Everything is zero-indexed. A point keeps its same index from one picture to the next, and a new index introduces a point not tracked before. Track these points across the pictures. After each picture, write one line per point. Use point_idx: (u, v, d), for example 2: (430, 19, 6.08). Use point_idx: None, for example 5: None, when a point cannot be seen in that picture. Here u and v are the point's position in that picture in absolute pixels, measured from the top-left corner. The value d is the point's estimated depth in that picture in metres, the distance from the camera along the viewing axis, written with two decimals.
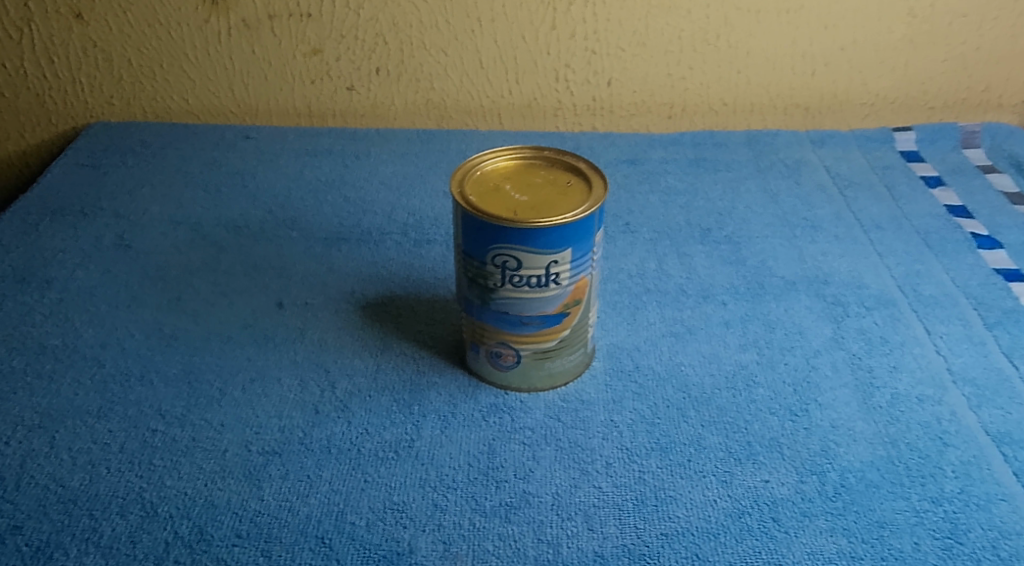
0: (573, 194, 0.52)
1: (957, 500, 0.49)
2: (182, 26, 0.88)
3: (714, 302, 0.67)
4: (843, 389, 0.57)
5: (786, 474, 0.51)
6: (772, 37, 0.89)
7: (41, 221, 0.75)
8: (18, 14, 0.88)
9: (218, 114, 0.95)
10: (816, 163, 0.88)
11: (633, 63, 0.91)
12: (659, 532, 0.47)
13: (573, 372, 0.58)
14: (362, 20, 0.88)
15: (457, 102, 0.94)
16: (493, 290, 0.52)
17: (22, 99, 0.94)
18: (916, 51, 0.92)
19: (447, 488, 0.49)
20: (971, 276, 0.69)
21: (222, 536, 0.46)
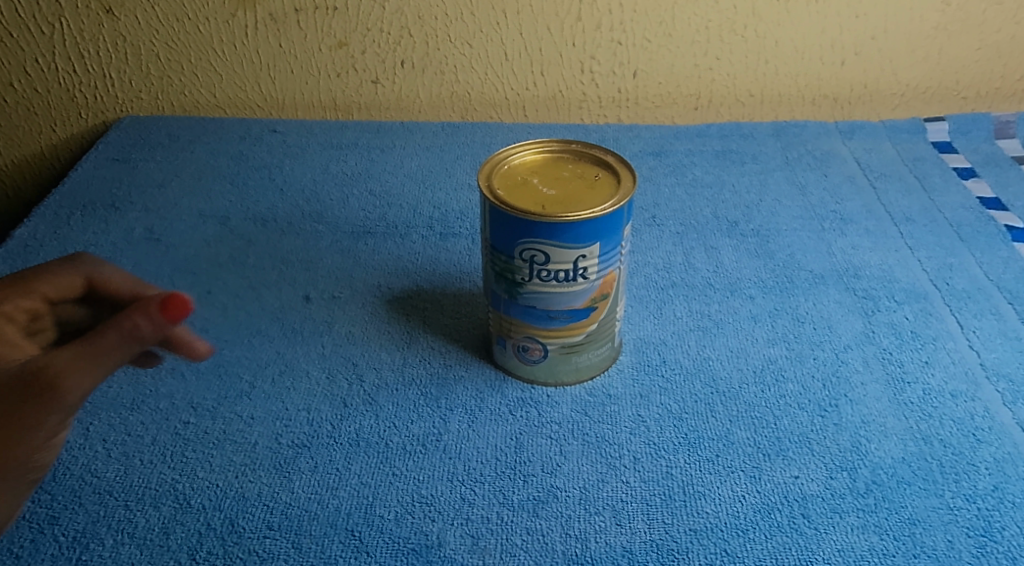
0: (600, 188, 0.51)
1: (991, 498, 0.48)
2: (210, 20, 0.89)
3: (742, 296, 0.66)
4: (874, 385, 0.57)
5: (816, 470, 0.50)
6: (801, 27, 0.88)
7: (73, 215, 0.76)
8: (49, 10, 0.89)
9: (245, 107, 0.96)
10: (845, 154, 0.87)
11: (659, 54, 0.90)
12: (687, 527, 0.47)
13: (600, 366, 0.58)
14: (387, 13, 0.88)
15: (481, 95, 0.94)
16: (520, 284, 0.52)
17: (53, 94, 0.95)
18: (950, 40, 0.90)
19: (474, 482, 0.50)
20: (1006, 270, 0.68)
21: (253, 528, 0.47)
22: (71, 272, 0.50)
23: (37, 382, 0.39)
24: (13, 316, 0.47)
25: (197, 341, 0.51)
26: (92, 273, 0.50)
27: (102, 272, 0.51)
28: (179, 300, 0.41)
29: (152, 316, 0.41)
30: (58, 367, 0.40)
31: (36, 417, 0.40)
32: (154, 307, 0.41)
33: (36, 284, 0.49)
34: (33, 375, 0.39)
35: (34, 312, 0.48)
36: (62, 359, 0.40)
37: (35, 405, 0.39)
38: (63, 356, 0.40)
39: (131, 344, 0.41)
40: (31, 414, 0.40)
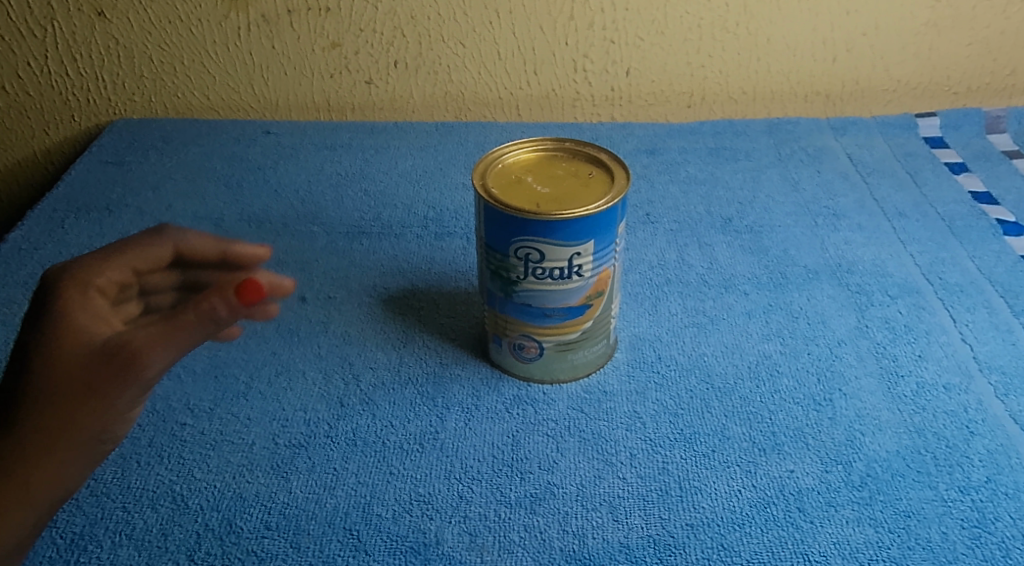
0: (594, 186, 0.52)
1: (985, 489, 0.49)
2: (203, 22, 0.89)
3: (736, 292, 0.66)
4: (868, 379, 0.57)
5: (811, 464, 0.50)
6: (793, 24, 0.88)
7: (67, 218, 0.76)
8: (40, 13, 0.88)
9: (238, 109, 0.96)
10: (838, 151, 0.87)
11: (652, 52, 0.90)
12: (684, 522, 0.47)
13: (596, 363, 0.58)
14: (380, 13, 0.88)
15: (475, 94, 0.94)
16: (516, 282, 0.52)
17: (45, 97, 0.95)
18: (940, 36, 0.90)
19: (472, 480, 0.50)
20: (998, 263, 0.68)
21: (251, 528, 0.47)
22: (159, 242, 0.46)
23: (114, 360, 0.38)
24: (104, 289, 0.43)
25: (281, 283, 0.43)
26: (180, 243, 0.47)
27: (188, 243, 0.47)
28: (255, 286, 0.39)
29: (229, 301, 0.39)
30: (135, 345, 0.39)
31: (114, 394, 0.39)
32: (230, 291, 0.39)
33: (123, 255, 0.45)
34: (112, 354, 0.39)
35: (122, 284, 0.45)
36: (140, 338, 0.39)
37: (113, 382, 0.39)
38: (140, 335, 0.39)
39: (208, 328, 0.39)
40: (109, 392, 0.39)
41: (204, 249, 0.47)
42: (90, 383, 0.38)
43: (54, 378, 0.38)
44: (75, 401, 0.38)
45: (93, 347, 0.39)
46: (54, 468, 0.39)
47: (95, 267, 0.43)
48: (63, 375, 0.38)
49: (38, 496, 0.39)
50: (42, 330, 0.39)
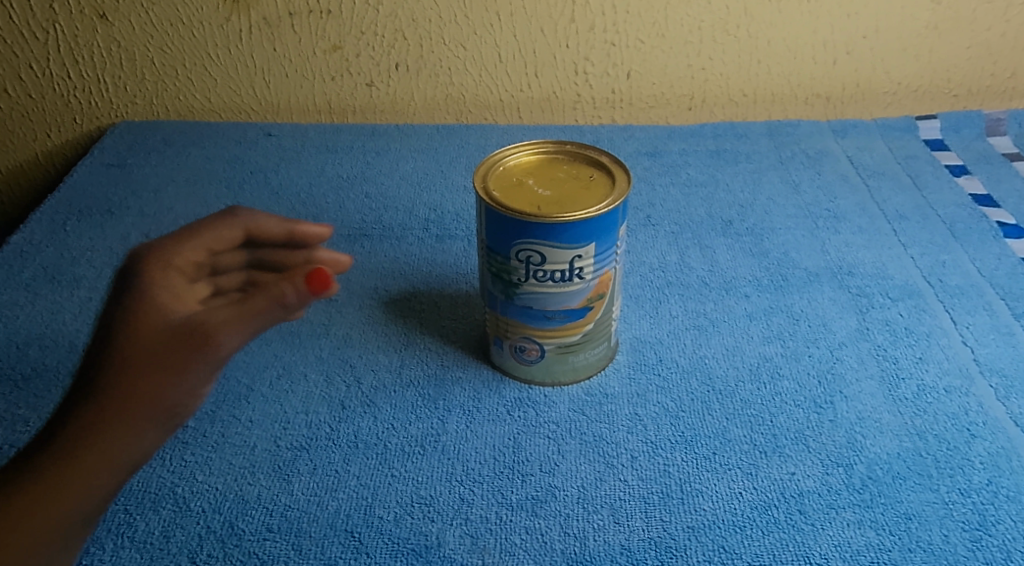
0: (595, 188, 0.52)
1: (986, 492, 0.49)
2: (204, 25, 0.89)
3: (737, 294, 0.66)
4: (869, 381, 0.57)
5: (812, 466, 0.51)
6: (794, 27, 0.89)
7: (69, 220, 0.77)
8: (42, 16, 0.89)
9: (240, 111, 0.96)
10: (838, 153, 0.87)
11: (652, 55, 0.90)
12: (685, 525, 0.47)
13: (597, 365, 0.58)
14: (381, 16, 0.88)
15: (476, 97, 0.94)
16: (517, 285, 0.52)
17: (47, 100, 0.95)
18: (941, 38, 0.90)
19: (473, 482, 0.50)
20: (999, 266, 0.68)
21: (253, 530, 0.47)
22: (230, 224, 0.48)
23: (188, 335, 0.39)
24: (183, 268, 0.45)
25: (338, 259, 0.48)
26: (250, 225, 0.49)
27: (258, 223, 0.49)
28: (323, 276, 0.41)
29: (298, 288, 0.40)
30: (210, 322, 0.39)
31: (186, 372, 0.39)
32: (299, 276, 0.41)
33: (199, 236, 0.47)
34: (186, 330, 0.39)
35: (199, 264, 0.47)
36: (214, 316, 0.40)
37: (186, 358, 0.39)
38: (215, 313, 0.40)
39: (279, 311, 0.40)
40: (184, 365, 0.39)
41: (273, 231, 0.49)
42: (164, 357, 0.39)
43: (129, 350, 0.39)
44: (152, 370, 0.38)
45: (170, 323, 0.40)
46: (117, 440, 0.38)
47: (175, 248, 0.45)
48: (137, 347, 0.39)
49: (97, 468, 0.37)
50: (122, 309, 0.40)
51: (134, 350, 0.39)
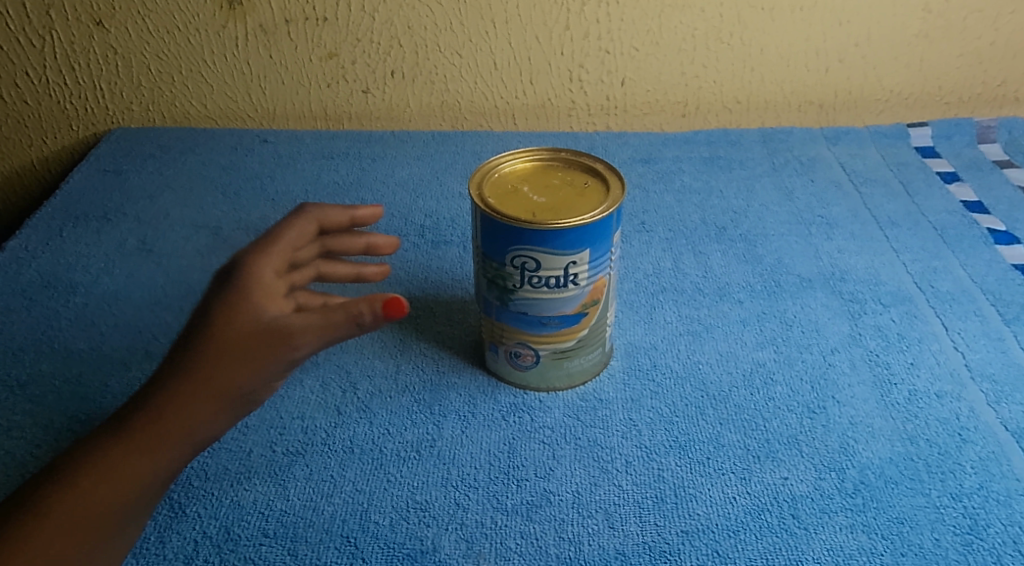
0: (590, 195, 0.52)
1: (977, 496, 0.49)
2: (200, 32, 0.89)
3: (730, 300, 0.67)
4: (861, 386, 0.57)
5: (805, 471, 0.51)
6: (786, 35, 0.89)
7: (65, 226, 0.77)
8: (39, 23, 0.89)
9: (236, 118, 0.96)
10: (831, 160, 0.88)
11: (647, 62, 0.91)
12: (679, 529, 0.47)
13: (592, 371, 0.58)
14: (377, 24, 0.88)
15: (471, 104, 0.95)
16: (512, 291, 0.53)
17: (43, 106, 0.95)
18: (931, 47, 0.91)
19: (468, 487, 0.50)
20: (989, 272, 0.69)
21: (249, 536, 0.47)
22: (305, 219, 0.55)
23: (272, 337, 0.46)
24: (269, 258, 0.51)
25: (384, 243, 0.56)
26: (321, 218, 0.55)
27: (327, 217, 0.55)
28: (398, 303, 0.46)
29: (375, 311, 0.46)
30: (294, 328, 0.46)
31: (265, 368, 0.46)
32: (379, 300, 0.46)
33: (283, 236, 0.53)
34: (272, 332, 0.46)
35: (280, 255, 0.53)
36: (298, 323, 0.46)
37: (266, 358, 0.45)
38: (299, 321, 0.46)
39: (353, 327, 0.46)
40: (264, 362, 0.46)
41: (339, 220, 0.56)
42: (248, 352, 0.45)
43: (223, 341, 0.45)
44: (237, 362, 0.45)
45: (258, 322, 0.46)
46: (197, 417, 0.45)
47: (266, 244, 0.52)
48: (226, 341, 0.45)
49: (177, 440, 0.44)
50: (219, 300, 0.47)
51: (223, 341, 0.45)
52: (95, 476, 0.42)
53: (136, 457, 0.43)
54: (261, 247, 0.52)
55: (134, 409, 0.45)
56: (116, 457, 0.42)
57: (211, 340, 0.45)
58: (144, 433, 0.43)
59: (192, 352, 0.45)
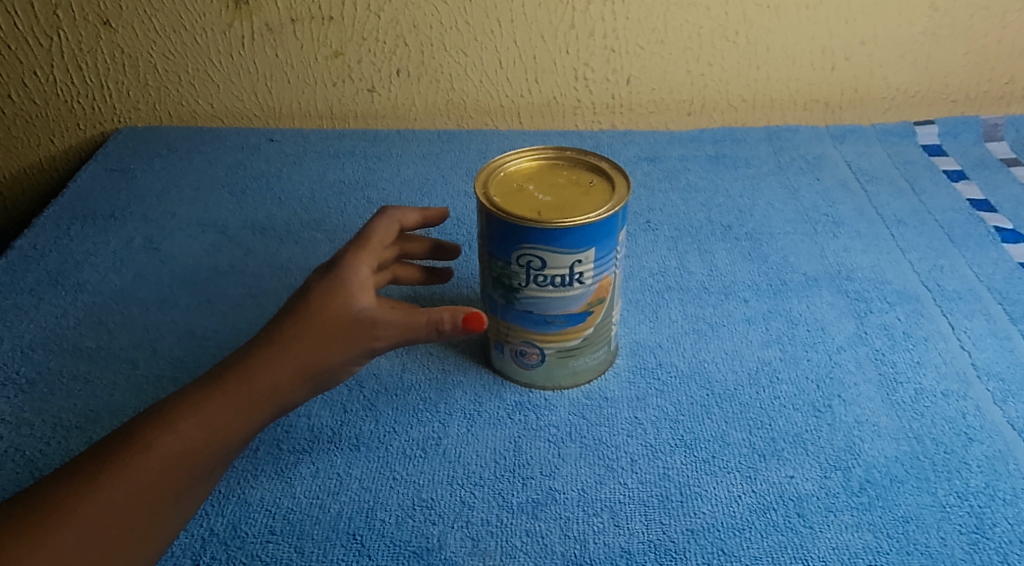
0: (595, 194, 0.52)
1: (983, 495, 0.49)
2: (207, 31, 0.90)
3: (736, 299, 0.67)
4: (867, 385, 0.57)
5: (811, 469, 0.51)
6: (792, 33, 0.89)
7: (73, 225, 0.77)
8: (47, 23, 0.89)
9: (242, 117, 0.97)
10: (837, 158, 0.88)
11: (652, 60, 0.91)
12: (685, 527, 0.47)
13: (597, 369, 0.58)
14: (383, 23, 0.88)
15: (477, 102, 0.95)
16: (517, 289, 0.53)
17: (51, 106, 0.96)
18: (938, 44, 0.91)
19: (474, 485, 0.50)
20: (996, 270, 0.69)
21: (256, 533, 0.47)
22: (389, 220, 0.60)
23: (361, 326, 0.50)
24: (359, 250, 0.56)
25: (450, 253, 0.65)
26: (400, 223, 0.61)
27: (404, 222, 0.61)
28: (479, 319, 0.52)
29: (455, 320, 0.51)
30: (383, 321, 0.50)
31: (349, 352, 0.50)
32: (461, 312, 0.51)
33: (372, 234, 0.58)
34: (362, 321, 0.50)
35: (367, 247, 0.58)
36: (387, 318, 0.50)
37: (353, 342, 0.50)
38: (388, 317, 0.51)
39: (432, 332, 0.51)
40: (350, 345, 0.50)
41: (412, 223, 0.62)
42: (339, 336, 0.49)
43: (322, 317, 0.49)
44: (328, 340, 0.49)
45: (351, 310, 0.50)
46: (287, 383, 0.48)
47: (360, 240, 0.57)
48: (321, 321, 0.49)
49: (264, 403, 0.47)
50: (319, 285, 0.52)
51: (317, 319, 0.49)
52: (191, 420, 0.45)
53: (227, 411, 0.46)
54: (358, 244, 0.57)
55: (229, 367, 0.48)
56: (209, 407, 0.45)
57: (307, 317, 0.49)
58: (236, 390, 0.46)
59: (288, 324, 0.49)
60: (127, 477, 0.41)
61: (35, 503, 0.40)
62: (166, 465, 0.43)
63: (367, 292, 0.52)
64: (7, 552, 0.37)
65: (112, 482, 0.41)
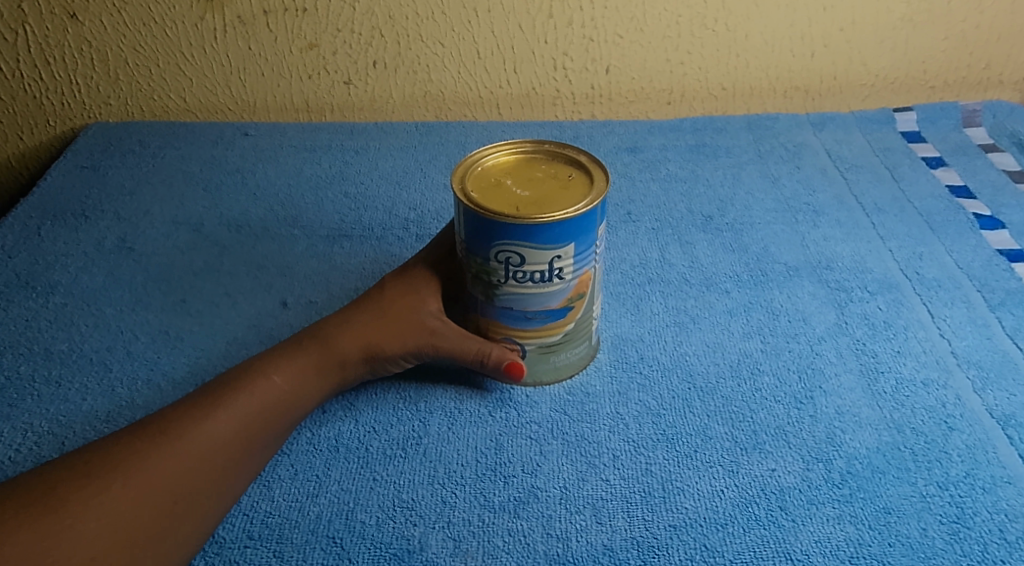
0: (574, 188, 0.51)
1: (964, 484, 0.49)
2: (177, 24, 0.88)
3: (717, 290, 0.67)
4: (848, 375, 0.57)
5: (793, 462, 0.51)
6: (771, 20, 0.89)
7: (43, 225, 0.75)
8: (12, 16, 0.87)
9: (216, 111, 0.95)
10: (817, 146, 0.88)
11: (631, 50, 0.90)
12: (667, 523, 0.47)
13: (579, 364, 0.58)
14: (358, 14, 0.87)
15: (455, 94, 0.94)
16: (496, 286, 0.52)
17: (19, 102, 0.93)
18: (916, 30, 0.91)
19: (455, 485, 0.50)
20: (975, 257, 0.69)
21: (233, 538, 0.47)
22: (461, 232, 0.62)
23: (423, 329, 0.55)
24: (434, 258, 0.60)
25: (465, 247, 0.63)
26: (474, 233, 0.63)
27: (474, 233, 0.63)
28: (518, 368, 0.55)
29: (498, 363, 0.54)
30: (440, 332, 0.55)
31: (405, 350, 0.54)
32: (507, 359, 0.54)
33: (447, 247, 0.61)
34: (422, 327, 0.55)
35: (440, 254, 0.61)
36: (444, 331, 0.55)
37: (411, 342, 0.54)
38: (444, 330, 0.55)
39: (477, 364, 0.55)
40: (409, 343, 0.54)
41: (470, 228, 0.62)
42: (400, 331, 0.54)
43: (392, 313, 0.55)
44: (393, 334, 0.54)
45: (415, 312, 0.56)
46: (354, 360, 0.54)
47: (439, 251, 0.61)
48: (390, 316, 0.55)
49: (335, 374, 0.53)
50: (396, 285, 0.57)
51: (385, 310, 0.56)
52: (278, 378, 0.51)
53: (307, 375, 0.52)
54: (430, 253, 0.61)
55: (315, 336, 0.54)
56: (296, 366, 0.52)
57: (375, 307, 0.56)
58: (316, 360, 0.53)
59: (364, 311, 0.55)
60: (228, 410, 0.48)
61: (151, 427, 0.46)
62: (254, 414, 0.49)
63: (431, 301, 0.57)
64: (141, 445, 0.44)
65: (220, 415, 0.47)
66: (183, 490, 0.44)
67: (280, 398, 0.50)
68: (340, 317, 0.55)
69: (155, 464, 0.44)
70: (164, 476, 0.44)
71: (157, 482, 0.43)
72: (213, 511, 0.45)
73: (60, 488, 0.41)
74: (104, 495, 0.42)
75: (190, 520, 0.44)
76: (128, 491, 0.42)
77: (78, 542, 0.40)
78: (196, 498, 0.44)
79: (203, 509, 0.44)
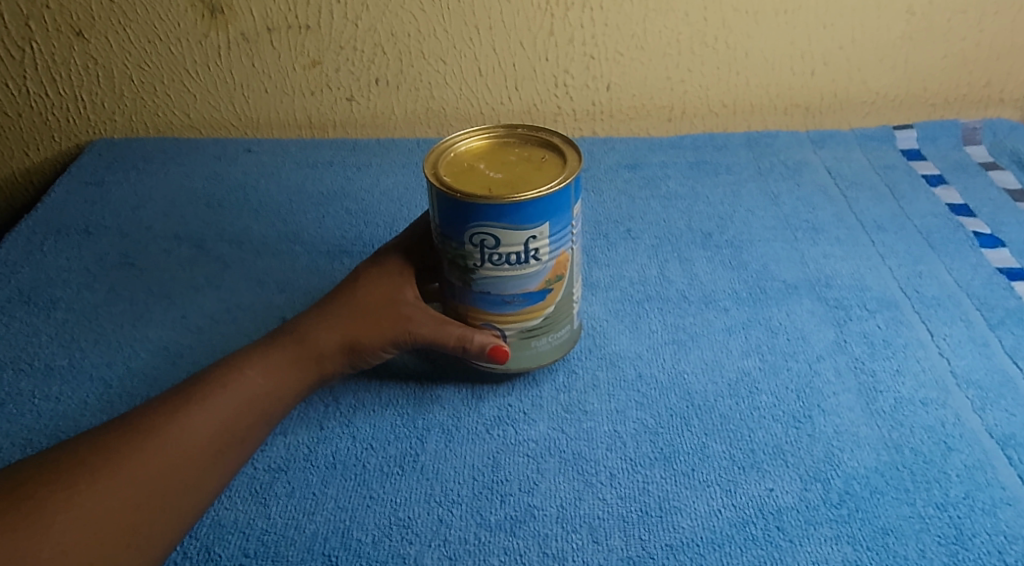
0: (547, 169, 0.52)
1: (963, 505, 0.49)
2: (182, 41, 0.89)
3: (716, 308, 0.67)
4: (846, 394, 0.57)
5: (790, 482, 0.51)
6: (770, 38, 0.89)
7: (46, 240, 0.76)
8: (18, 34, 0.88)
9: (220, 127, 0.96)
10: (816, 164, 0.88)
11: (632, 67, 0.91)
12: (664, 543, 0.47)
13: (561, 349, 0.58)
14: (360, 31, 0.88)
15: (457, 110, 0.94)
16: (473, 270, 0.52)
17: (24, 118, 0.94)
18: (916, 48, 0.91)
19: (451, 503, 0.50)
20: (975, 276, 0.69)
21: (229, 556, 0.47)
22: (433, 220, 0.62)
23: (399, 318, 0.55)
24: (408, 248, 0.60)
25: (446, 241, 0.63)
26: None
27: None
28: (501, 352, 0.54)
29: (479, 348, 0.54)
30: (417, 319, 0.55)
31: (383, 340, 0.55)
32: (488, 343, 0.54)
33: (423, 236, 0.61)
34: (398, 316, 0.55)
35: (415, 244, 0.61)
36: (422, 319, 0.55)
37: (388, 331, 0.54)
38: (421, 317, 0.55)
39: (458, 350, 0.54)
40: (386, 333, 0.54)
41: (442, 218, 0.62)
42: (376, 321, 0.54)
43: (367, 304, 0.55)
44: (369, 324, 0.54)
45: (391, 302, 0.56)
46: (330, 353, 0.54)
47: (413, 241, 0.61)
48: (365, 307, 0.55)
49: (312, 367, 0.53)
50: (369, 277, 0.57)
51: (360, 302, 0.56)
52: (254, 373, 0.51)
53: (284, 369, 0.52)
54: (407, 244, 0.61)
55: (290, 332, 0.54)
56: (271, 362, 0.52)
57: (349, 299, 0.56)
58: (292, 354, 0.53)
59: (339, 304, 0.56)
60: (203, 405, 0.48)
61: (126, 424, 0.46)
62: (231, 410, 0.49)
63: (407, 289, 0.57)
64: (116, 442, 0.45)
65: (195, 410, 0.47)
66: (160, 487, 0.44)
67: (256, 393, 0.50)
68: (317, 311, 0.55)
69: (130, 460, 0.44)
70: (141, 471, 0.44)
71: (134, 478, 0.43)
72: (193, 508, 0.45)
73: (33, 486, 0.41)
74: (77, 492, 0.42)
75: (168, 514, 0.44)
76: (103, 487, 0.42)
77: (54, 537, 0.40)
78: (174, 493, 0.44)
79: (182, 505, 0.44)
